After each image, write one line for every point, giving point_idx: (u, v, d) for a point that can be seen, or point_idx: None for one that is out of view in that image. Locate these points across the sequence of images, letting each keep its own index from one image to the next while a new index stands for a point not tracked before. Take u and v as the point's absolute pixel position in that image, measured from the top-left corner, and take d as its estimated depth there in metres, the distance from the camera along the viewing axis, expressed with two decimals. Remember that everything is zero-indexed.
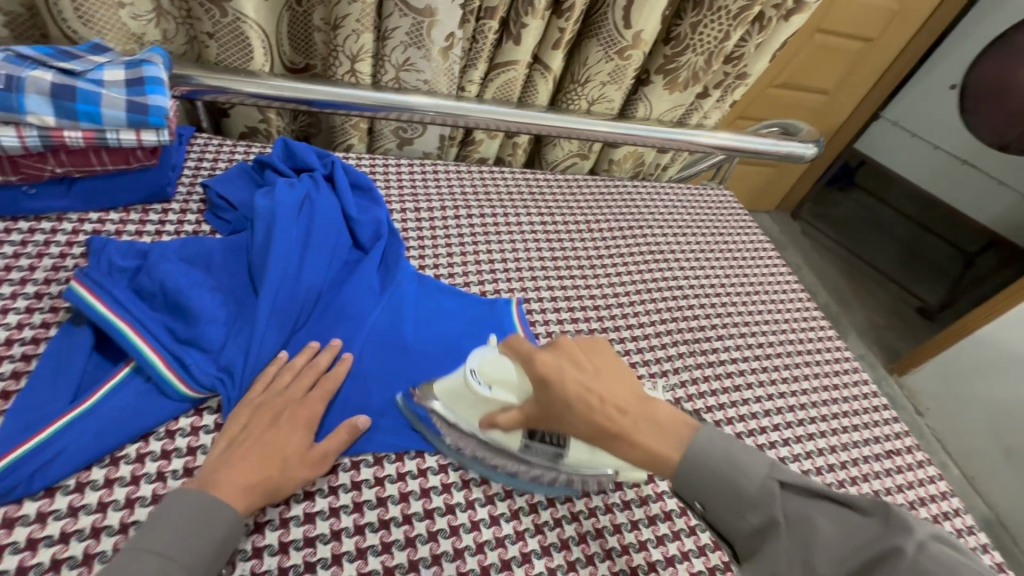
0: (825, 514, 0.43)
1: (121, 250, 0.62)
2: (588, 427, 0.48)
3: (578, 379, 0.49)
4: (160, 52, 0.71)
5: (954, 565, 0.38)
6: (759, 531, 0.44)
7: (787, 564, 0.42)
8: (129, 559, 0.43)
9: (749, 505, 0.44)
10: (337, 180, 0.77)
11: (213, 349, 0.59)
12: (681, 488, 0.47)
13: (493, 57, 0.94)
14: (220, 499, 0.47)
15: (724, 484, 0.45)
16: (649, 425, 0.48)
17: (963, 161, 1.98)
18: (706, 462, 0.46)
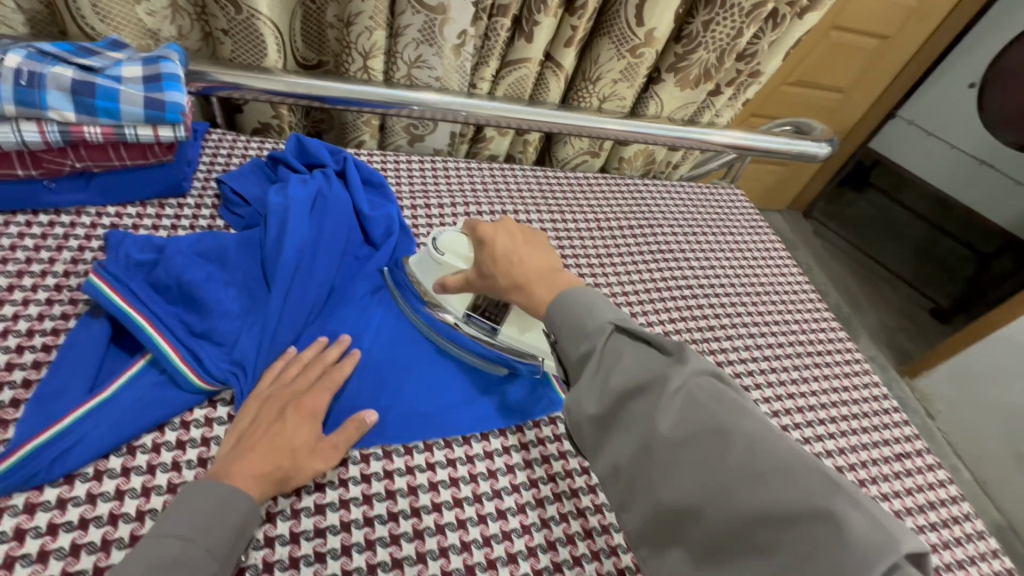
0: (640, 350, 0.44)
1: (139, 243, 0.63)
2: (506, 279, 0.56)
3: (506, 244, 0.58)
4: (176, 49, 0.72)
5: (723, 399, 0.41)
6: (580, 361, 0.46)
7: (591, 385, 0.44)
8: (149, 545, 0.43)
9: (581, 336, 0.46)
10: (349, 176, 0.78)
11: (227, 343, 0.60)
12: (547, 317, 0.49)
13: (505, 54, 0.94)
14: (234, 484, 0.48)
15: (571, 318, 0.47)
16: (548, 278, 0.53)
17: (982, 162, 1.96)
18: (568, 305, 0.48)
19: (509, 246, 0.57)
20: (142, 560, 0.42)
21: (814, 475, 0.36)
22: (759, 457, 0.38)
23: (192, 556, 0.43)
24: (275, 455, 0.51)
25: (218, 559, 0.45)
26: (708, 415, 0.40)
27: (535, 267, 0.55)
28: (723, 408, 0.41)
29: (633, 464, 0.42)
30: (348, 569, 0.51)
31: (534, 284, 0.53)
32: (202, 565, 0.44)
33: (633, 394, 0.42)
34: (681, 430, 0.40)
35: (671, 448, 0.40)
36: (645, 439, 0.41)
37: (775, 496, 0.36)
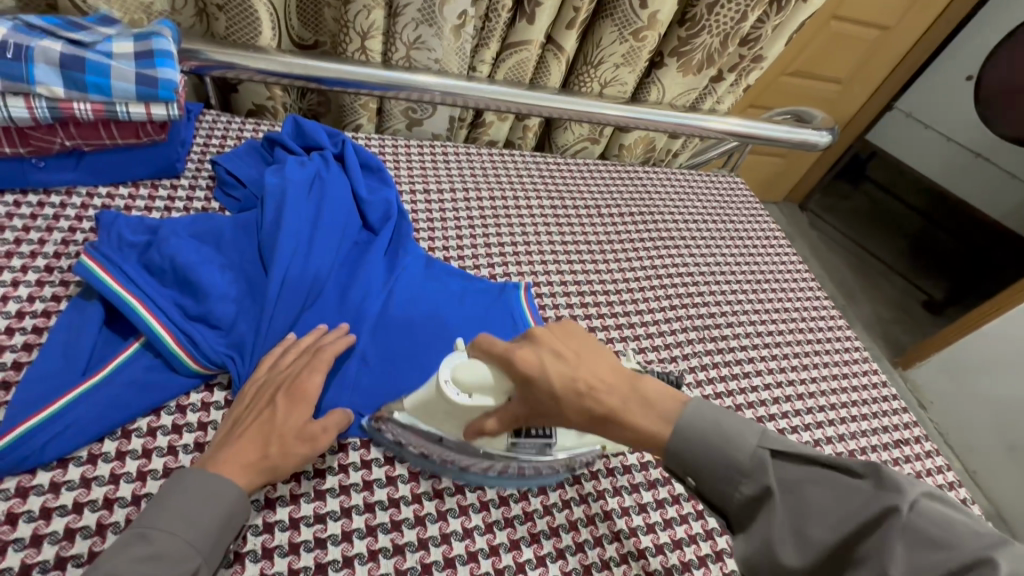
0: (819, 479, 0.39)
1: (131, 224, 0.61)
2: (580, 417, 0.45)
3: (561, 371, 0.45)
4: (169, 25, 0.70)
5: (956, 526, 0.35)
6: (752, 502, 0.41)
7: (779, 533, 0.39)
8: (132, 537, 0.42)
9: (741, 476, 0.41)
10: (347, 159, 0.76)
11: (223, 326, 0.59)
12: (673, 459, 0.43)
13: (506, 36, 0.92)
14: (222, 475, 0.46)
15: (715, 456, 0.42)
16: (637, 402, 0.44)
17: (977, 155, 1.99)
18: (699, 436, 0.43)
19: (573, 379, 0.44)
20: (123, 553, 0.41)
21: None
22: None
23: (175, 551, 0.42)
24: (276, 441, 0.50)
25: (202, 552, 0.44)
26: (945, 552, 0.34)
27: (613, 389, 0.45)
28: (957, 536, 0.34)
29: None
30: (349, 555, 0.51)
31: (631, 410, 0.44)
32: (184, 560, 0.42)
33: (838, 538, 0.37)
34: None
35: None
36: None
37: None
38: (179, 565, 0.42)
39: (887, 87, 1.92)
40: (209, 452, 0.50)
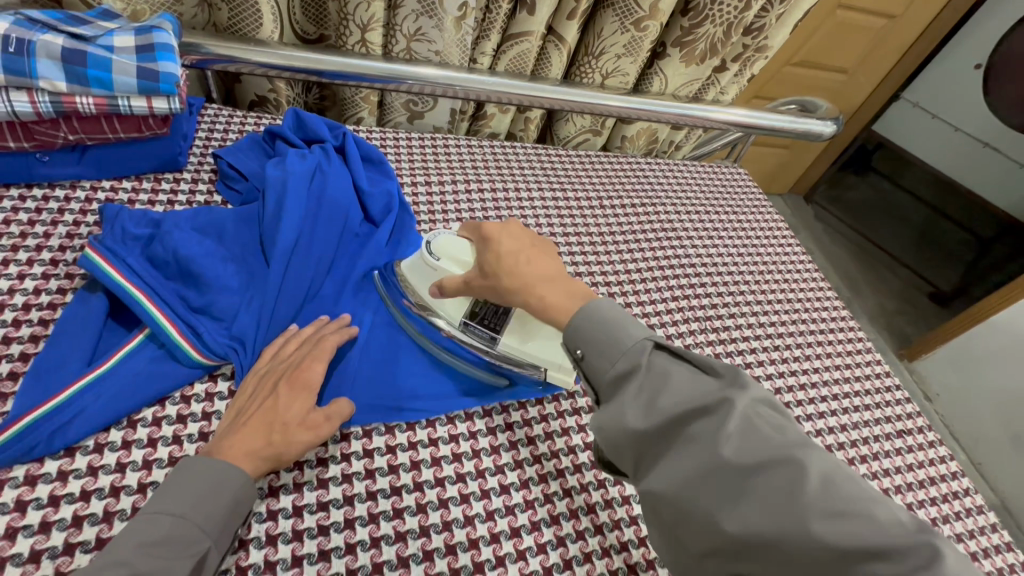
0: (685, 369, 0.43)
1: (134, 218, 0.62)
2: (512, 280, 0.53)
3: (509, 245, 0.56)
4: (169, 18, 0.70)
5: (782, 427, 0.39)
6: (620, 378, 0.44)
7: (632, 406, 0.42)
8: (141, 521, 0.43)
9: (619, 354, 0.44)
10: (349, 152, 0.76)
11: (226, 318, 0.59)
12: (568, 336, 0.47)
13: (507, 27, 0.92)
14: (227, 461, 0.47)
15: (605, 338, 0.45)
16: (560, 282, 0.52)
17: (985, 144, 1.96)
18: (595, 321, 0.46)
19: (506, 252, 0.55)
20: (134, 539, 0.41)
21: (881, 508, 0.34)
22: (827, 495, 0.35)
23: (184, 534, 0.43)
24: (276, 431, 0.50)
25: (210, 534, 0.44)
26: (768, 444, 0.37)
27: (541, 275, 0.53)
28: (781, 434, 0.38)
29: (684, 489, 0.39)
30: (351, 542, 0.51)
31: (546, 287, 0.51)
32: (193, 543, 0.43)
33: (681, 415, 0.40)
34: (743, 455, 0.37)
35: (722, 473, 0.38)
36: (697, 464, 0.39)
37: (847, 535, 0.33)
38: (189, 548, 0.43)
39: (893, 77, 1.90)
40: (213, 441, 0.50)
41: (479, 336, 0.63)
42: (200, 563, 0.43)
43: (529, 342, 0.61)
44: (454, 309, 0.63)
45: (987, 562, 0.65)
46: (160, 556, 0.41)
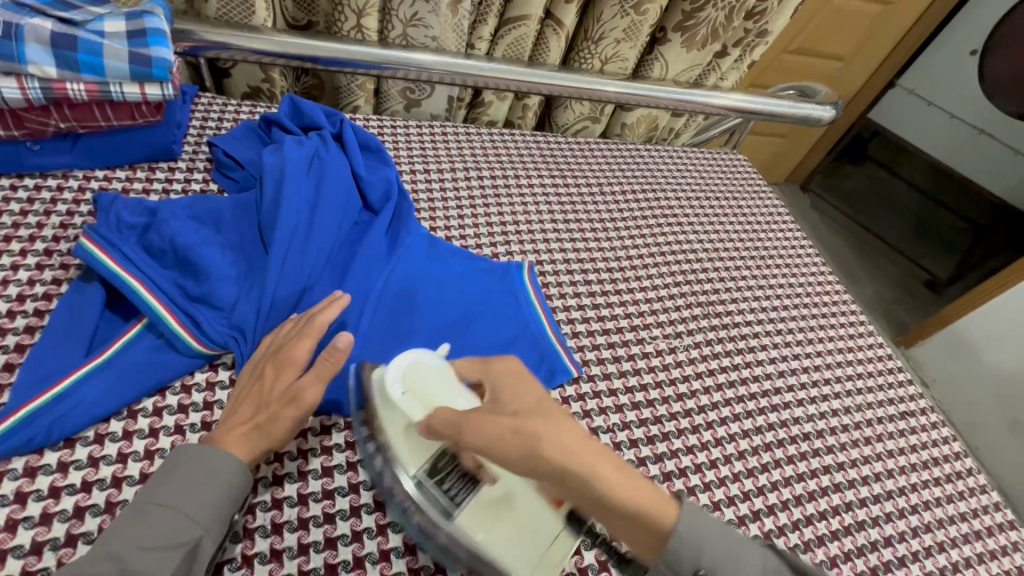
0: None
1: (130, 206, 0.61)
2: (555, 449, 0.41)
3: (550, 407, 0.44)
4: (161, 4, 0.68)
5: None
6: None
7: None
8: (132, 512, 0.42)
9: (750, 575, 0.42)
10: (347, 139, 0.75)
11: (225, 307, 0.58)
12: (674, 549, 0.42)
13: (505, 12, 0.90)
14: (219, 448, 0.46)
15: (727, 558, 0.42)
16: (614, 467, 0.42)
17: (981, 131, 1.95)
18: (711, 534, 0.43)
19: (548, 404, 0.45)
20: (123, 530, 0.41)
21: None
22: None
23: (174, 524, 0.42)
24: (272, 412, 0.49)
25: (202, 523, 0.43)
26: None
27: (588, 449, 0.42)
28: None
29: None
30: (358, 530, 0.51)
31: (601, 467, 0.41)
32: (183, 532, 0.42)
33: None
34: None
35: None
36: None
37: None
38: (179, 538, 0.42)
39: (890, 63, 1.90)
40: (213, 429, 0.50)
41: (432, 505, 0.45)
42: (193, 553, 0.42)
43: (494, 523, 0.45)
44: (413, 454, 0.47)
45: (991, 541, 0.66)
46: (150, 546, 0.41)
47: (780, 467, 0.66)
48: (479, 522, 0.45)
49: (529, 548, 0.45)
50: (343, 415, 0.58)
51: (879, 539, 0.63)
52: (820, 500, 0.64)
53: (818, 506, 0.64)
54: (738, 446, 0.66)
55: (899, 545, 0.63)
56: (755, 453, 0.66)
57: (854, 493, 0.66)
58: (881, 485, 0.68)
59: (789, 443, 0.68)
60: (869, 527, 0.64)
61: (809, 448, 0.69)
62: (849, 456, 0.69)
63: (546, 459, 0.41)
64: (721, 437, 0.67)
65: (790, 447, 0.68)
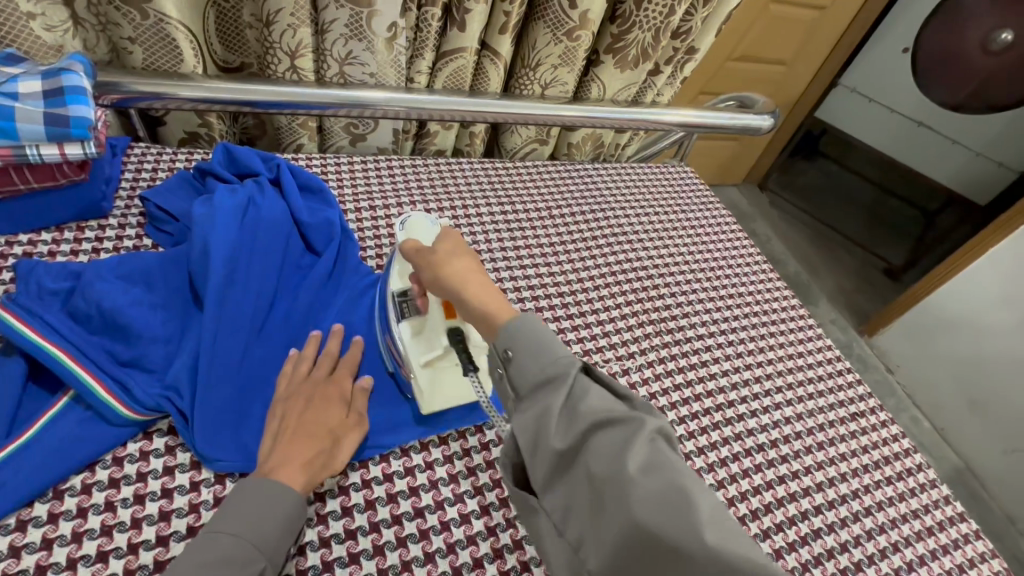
0: (602, 391, 0.44)
1: (51, 271, 0.58)
2: (433, 274, 0.57)
3: (449, 256, 0.58)
4: (81, 60, 0.67)
5: (667, 461, 0.39)
6: (547, 379, 0.44)
7: (556, 413, 0.43)
8: (204, 540, 0.46)
9: (551, 360, 0.45)
10: (284, 183, 0.74)
11: (158, 369, 0.56)
12: (500, 337, 0.47)
13: (440, 45, 0.92)
14: (281, 479, 0.50)
15: (530, 348, 0.46)
16: (477, 281, 0.54)
17: (920, 122, 2.05)
18: (525, 332, 0.46)
19: (465, 247, 0.59)
20: (196, 557, 0.44)
21: (711, 508, 0.37)
22: (718, 523, 0.36)
23: (242, 554, 0.45)
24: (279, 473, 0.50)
25: (266, 553, 0.46)
26: (651, 468, 0.39)
27: (470, 273, 0.55)
28: (669, 466, 0.39)
29: (583, 484, 0.41)
30: None
31: (473, 280, 0.55)
32: (249, 562, 0.45)
33: (592, 422, 0.41)
34: (643, 473, 0.38)
35: (608, 488, 0.39)
36: (595, 477, 0.40)
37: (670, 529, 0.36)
38: (245, 565, 0.45)
39: (828, 66, 1.98)
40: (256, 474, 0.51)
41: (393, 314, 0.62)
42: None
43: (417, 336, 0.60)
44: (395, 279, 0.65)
45: (942, 535, 0.68)
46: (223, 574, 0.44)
47: (736, 482, 0.66)
48: (411, 332, 0.60)
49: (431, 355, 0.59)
50: None
51: (836, 545, 0.64)
52: (775, 512, 0.65)
53: (775, 518, 0.64)
54: (695, 464, 0.67)
55: (855, 549, 0.64)
56: (711, 469, 0.67)
57: (809, 500, 0.67)
58: (835, 490, 0.69)
59: (744, 456, 0.69)
60: (826, 534, 0.64)
61: (764, 459, 0.70)
62: (803, 463, 0.70)
63: (442, 277, 0.56)
64: None
65: (745, 459, 0.69)
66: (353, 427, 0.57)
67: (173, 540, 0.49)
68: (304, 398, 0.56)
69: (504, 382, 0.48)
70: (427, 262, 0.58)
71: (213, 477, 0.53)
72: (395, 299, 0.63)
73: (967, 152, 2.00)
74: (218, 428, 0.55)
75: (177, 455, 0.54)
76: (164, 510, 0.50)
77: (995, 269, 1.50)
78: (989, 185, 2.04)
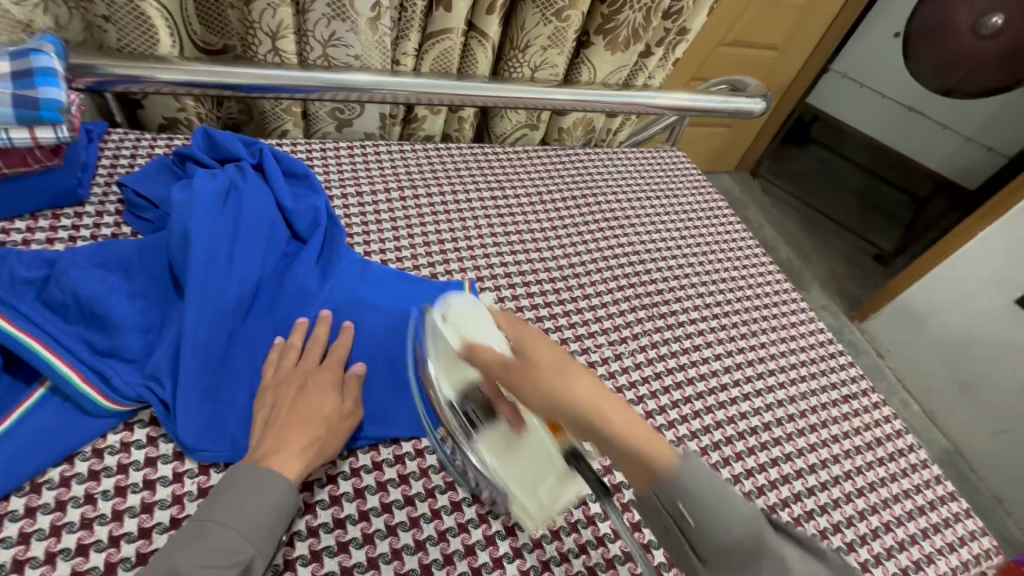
0: (802, 553, 0.36)
1: (26, 260, 0.56)
2: (541, 403, 0.42)
3: (554, 373, 0.43)
4: (50, 40, 0.64)
5: None
6: (737, 547, 0.36)
7: None
8: (195, 527, 0.45)
9: (734, 520, 0.36)
10: (267, 168, 0.72)
11: (139, 359, 0.55)
12: (666, 487, 0.38)
13: (426, 26, 0.89)
14: (272, 468, 0.48)
15: (713, 511, 0.37)
16: (614, 408, 0.41)
17: (910, 108, 2.07)
18: (700, 486, 0.37)
19: (568, 356, 0.44)
20: (184, 545, 0.44)
21: None
22: None
23: (230, 543, 0.45)
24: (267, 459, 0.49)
25: (254, 543, 0.46)
26: None
27: (597, 397, 0.41)
28: None
29: None
30: None
31: (607, 409, 0.41)
32: (236, 552, 0.44)
33: None
34: None
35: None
36: None
37: None
38: (232, 556, 0.44)
39: (820, 51, 1.97)
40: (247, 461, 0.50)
41: (462, 425, 0.52)
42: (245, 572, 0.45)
43: (506, 453, 0.50)
44: (453, 377, 0.52)
45: (933, 515, 0.68)
46: (209, 562, 0.43)
47: (729, 465, 0.66)
48: (497, 449, 0.50)
49: (527, 474, 0.51)
50: None
51: (828, 526, 0.64)
52: (768, 494, 0.65)
53: (768, 500, 0.64)
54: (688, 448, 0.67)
55: (847, 530, 0.64)
56: (704, 452, 0.67)
57: (802, 482, 0.67)
58: (827, 472, 0.69)
59: (737, 439, 0.69)
60: (819, 515, 0.64)
61: (757, 442, 0.69)
62: (796, 445, 0.70)
63: (561, 407, 0.41)
64: (670, 440, 0.67)
65: (738, 443, 0.69)
66: (346, 415, 0.55)
67: (155, 532, 0.47)
68: (296, 383, 0.54)
69: (677, 541, 0.39)
70: (524, 388, 0.43)
71: (197, 467, 0.52)
72: (457, 408, 0.52)
73: (957, 136, 2.01)
74: (201, 418, 0.53)
75: (159, 445, 0.52)
76: (146, 502, 0.49)
77: (984, 251, 1.51)
78: (980, 170, 2.04)
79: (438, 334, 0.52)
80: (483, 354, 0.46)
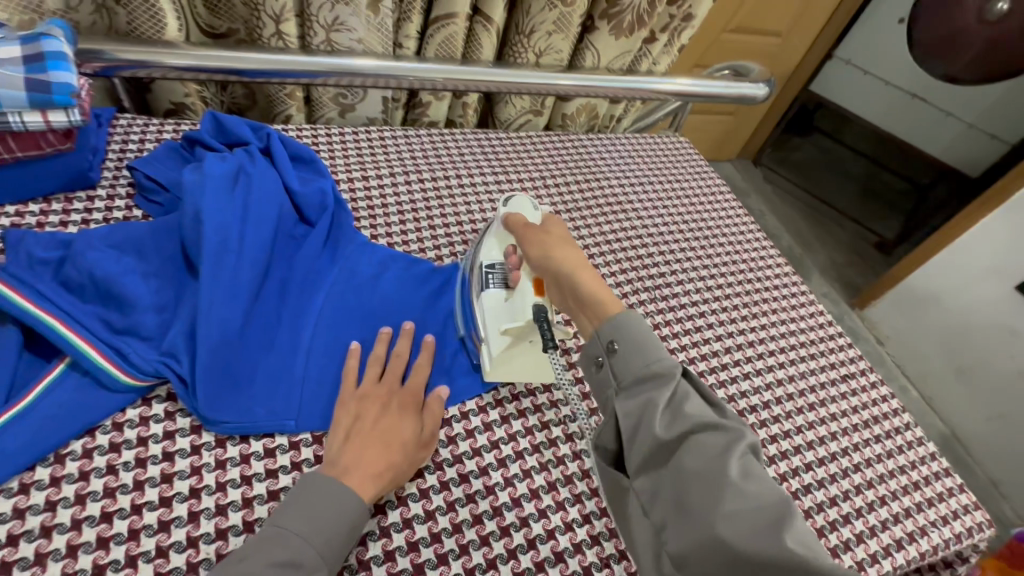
0: (701, 401, 0.45)
1: (41, 240, 0.57)
2: (535, 251, 0.60)
3: (552, 243, 0.60)
4: (60, 23, 0.65)
5: (745, 464, 0.41)
6: (648, 374, 0.46)
7: (653, 410, 0.45)
8: (275, 536, 0.45)
9: (654, 354, 0.47)
10: (274, 152, 0.73)
11: (155, 337, 0.56)
12: (605, 329, 0.50)
13: (429, 10, 0.90)
14: (351, 489, 0.49)
15: (636, 347, 0.48)
16: (585, 266, 0.57)
17: (914, 95, 2.03)
18: (628, 328, 0.49)
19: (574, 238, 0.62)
20: (263, 554, 0.44)
21: (767, 493, 0.39)
22: (753, 503, 0.39)
23: (306, 557, 0.45)
24: (332, 477, 0.49)
25: (328, 561, 0.46)
26: (730, 462, 0.40)
27: (576, 262, 0.58)
28: (742, 457, 0.41)
29: (655, 462, 0.44)
30: None
31: (580, 267, 0.57)
32: (313, 568, 0.45)
33: (695, 421, 0.43)
34: (705, 455, 0.41)
35: (706, 481, 0.41)
36: (663, 442, 0.43)
37: (738, 515, 0.38)
38: (308, 572, 0.45)
39: (823, 38, 1.96)
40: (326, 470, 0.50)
41: (479, 282, 0.65)
42: None
43: (500, 309, 0.63)
44: (488, 252, 0.67)
45: (928, 489, 0.69)
46: None
47: None
48: (496, 300, 0.63)
49: (501, 324, 0.62)
50: (287, 435, 0.56)
51: (825, 499, 0.66)
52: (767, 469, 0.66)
53: None
54: None
55: (843, 503, 0.66)
56: None
57: (800, 459, 0.68)
58: (825, 448, 0.70)
59: (737, 416, 0.70)
60: (816, 490, 0.66)
61: (756, 419, 0.71)
62: (795, 423, 0.72)
63: (547, 257, 0.59)
64: None
65: None
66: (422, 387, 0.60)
67: (175, 500, 0.49)
68: (380, 401, 0.56)
69: (603, 373, 0.50)
70: (532, 242, 0.62)
71: (214, 440, 0.54)
72: (482, 270, 0.66)
73: (959, 123, 1.97)
74: (218, 392, 0.54)
75: (177, 420, 0.54)
76: (166, 472, 0.51)
77: (986, 238, 1.51)
78: (981, 157, 2.00)
79: (496, 221, 0.68)
80: (517, 220, 0.65)
